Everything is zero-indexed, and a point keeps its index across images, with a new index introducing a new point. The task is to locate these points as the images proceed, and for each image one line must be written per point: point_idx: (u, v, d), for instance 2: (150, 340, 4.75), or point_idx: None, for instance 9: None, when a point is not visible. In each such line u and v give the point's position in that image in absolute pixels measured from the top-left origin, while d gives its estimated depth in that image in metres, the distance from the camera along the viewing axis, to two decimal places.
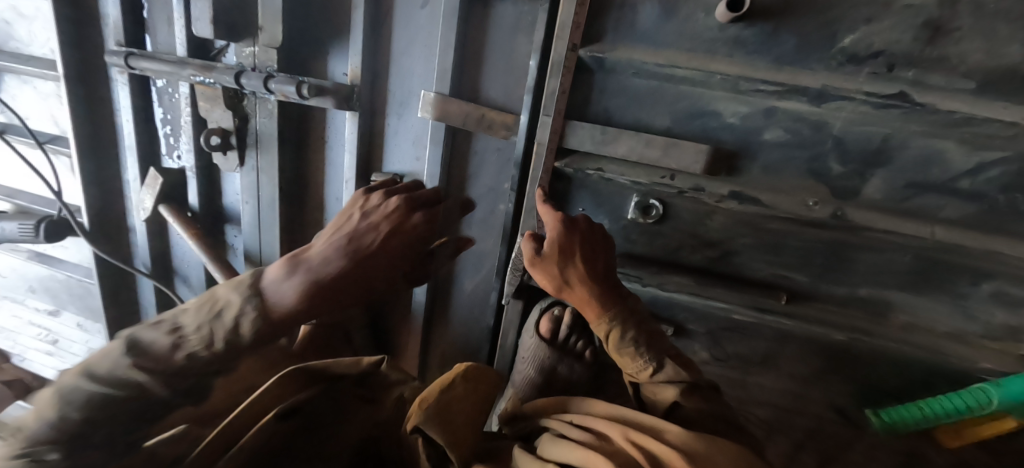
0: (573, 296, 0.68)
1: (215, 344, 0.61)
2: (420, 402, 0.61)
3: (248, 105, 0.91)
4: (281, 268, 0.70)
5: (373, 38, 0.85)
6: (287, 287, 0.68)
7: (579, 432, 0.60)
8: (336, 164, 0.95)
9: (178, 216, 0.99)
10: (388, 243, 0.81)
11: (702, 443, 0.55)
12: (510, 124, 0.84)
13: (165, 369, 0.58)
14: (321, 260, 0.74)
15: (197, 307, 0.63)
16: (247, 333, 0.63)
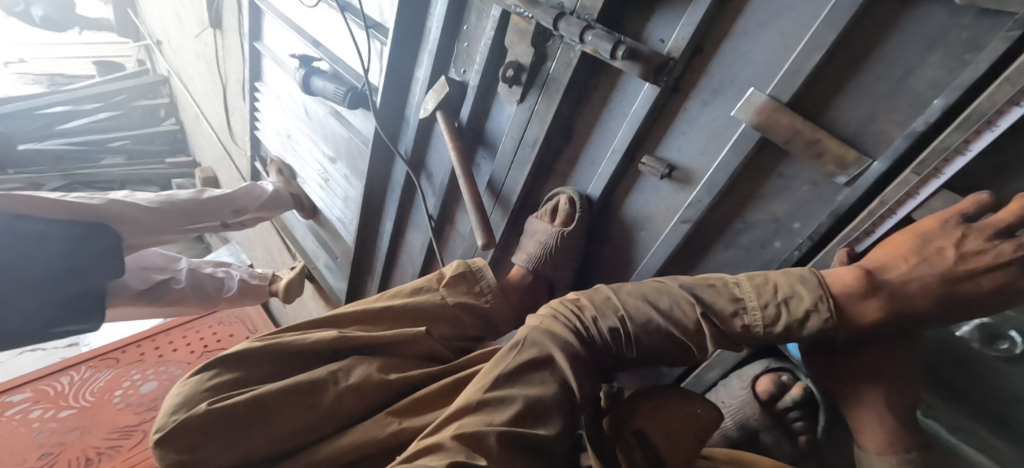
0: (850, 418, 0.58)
1: (775, 326, 0.57)
2: (679, 410, 0.60)
3: (552, 46, 0.88)
4: (901, 264, 0.56)
5: (718, 9, 0.71)
6: (868, 303, 0.55)
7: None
8: (607, 128, 0.90)
9: (450, 126, 1.08)
10: (983, 301, 0.54)
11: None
12: (845, 163, 0.65)
13: (727, 329, 0.59)
14: (916, 254, 0.55)
15: (752, 282, 0.61)
16: (813, 328, 0.56)
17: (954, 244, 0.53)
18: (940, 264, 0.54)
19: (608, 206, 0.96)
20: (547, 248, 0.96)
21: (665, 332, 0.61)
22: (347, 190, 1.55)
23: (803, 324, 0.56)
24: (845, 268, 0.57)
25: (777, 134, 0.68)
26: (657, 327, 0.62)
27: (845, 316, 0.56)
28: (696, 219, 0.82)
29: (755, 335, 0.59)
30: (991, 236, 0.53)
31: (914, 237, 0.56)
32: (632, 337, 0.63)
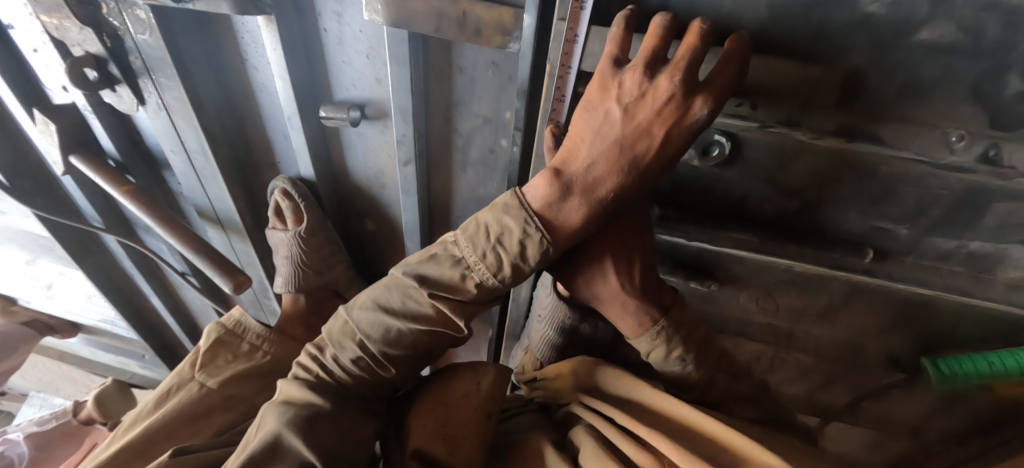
0: (602, 310, 0.56)
1: (504, 272, 0.47)
2: (460, 401, 0.55)
3: (110, 14, 0.60)
4: (583, 145, 0.46)
5: None
6: (567, 206, 0.45)
7: (629, 448, 0.44)
8: (268, 92, 0.68)
9: (99, 169, 0.78)
10: (669, 153, 0.45)
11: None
12: (504, 31, 0.53)
13: (465, 298, 0.49)
14: (593, 128, 0.45)
15: (464, 233, 0.48)
16: (535, 257, 0.46)
17: (618, 100, 0.44)
18: (611, 129, 0.44)
19: (335, 176, 0.79)
20: (295, 255, 0.79)
21: (410, 334, 0.50)
22: (76, 286, 1.17)
23: (524, 261, 0.46)
24: (539, 176, 0.46)
25: (423, 24, 0.53)
26: (399, 332, 0.50)
27: (557, 231, 0.46)
28: (416, 156, 0.69)
29: (495, 289, 0.49)
30: (647, 71, 0.42)
31: (586, 114, 0.46)
32: (381, 354, 0.51)
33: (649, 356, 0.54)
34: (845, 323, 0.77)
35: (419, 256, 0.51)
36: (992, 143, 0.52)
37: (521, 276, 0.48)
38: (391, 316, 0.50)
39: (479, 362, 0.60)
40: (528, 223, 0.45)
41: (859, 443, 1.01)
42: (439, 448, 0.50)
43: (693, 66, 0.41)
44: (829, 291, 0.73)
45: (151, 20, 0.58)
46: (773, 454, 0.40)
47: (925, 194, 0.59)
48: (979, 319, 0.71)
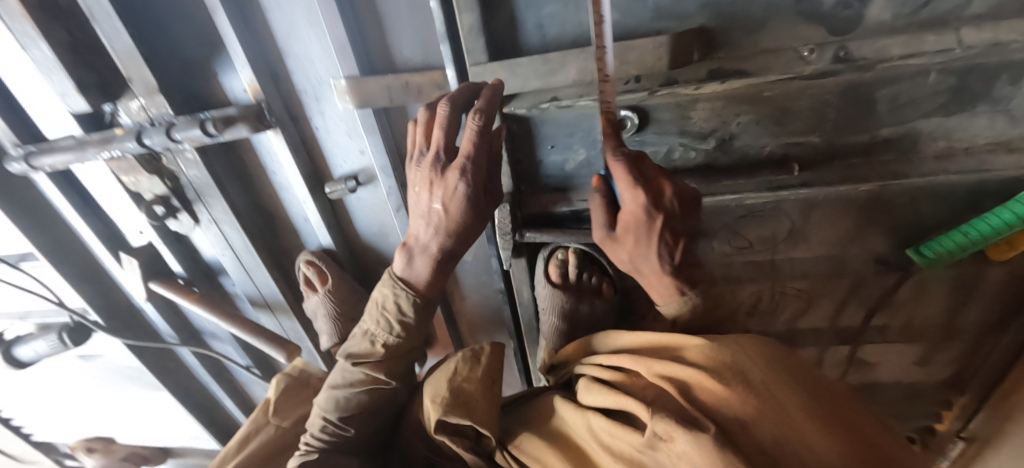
0: (643, 264, 0.72)
1: (396, 327, 0.73)
2: (438, 388, 0.68)
3: (169, 162, 0.83)
4: (433, 212, 0.65)
5: (253, 40, 0.73)
6: (416, 267, 0.71)
7: (609, 372, 0.62)
8: (285, 188, 0.88)
9: (171, 287, 0.99)
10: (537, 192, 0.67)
11: (727, 351, 0.52)
12: (437, 85, 0.72)
13: (377, 357, 0.74)
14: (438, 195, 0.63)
15: (368, 313, 0.76)
16: (410, 308, 0.73)
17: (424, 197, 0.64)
18: (423, 214, 0.66)
19: (351, 241, 0.96)
20: (330, 312, 0.94)
21: (354, 397, 0.74)
22: (163, 409, 1.35)
23: (407, 294, 0.72)
24: (398, 254, 0.73)
25: (378, 100, 0.73)
26: (346, 397, 0.73)
27: (416, 287, 0.73)
28: (404, 202, 0.85)
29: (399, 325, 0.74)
30: (436, 166, 0.62)
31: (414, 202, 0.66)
32: (339, 419, 0.73)
33: (675, 316, 0.73)
34: (818, 239, 0.84)
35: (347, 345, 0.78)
36: (833, 47, 0.65)
37: (412, 324, 0.74)
38: (340, 388, 0.74)
39: (483, 345, 0.75)
40: (403, 294, 0.73)
41: (909, 362, 1.00)
42: (457, 414, 0.64)
43: (469, 142, 0.58)
44: (786, 213, 0.81)
45: (195, 158, 0.80)
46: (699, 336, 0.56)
47: (815, 101, 0.70)
48: (930, 196, 0.77)
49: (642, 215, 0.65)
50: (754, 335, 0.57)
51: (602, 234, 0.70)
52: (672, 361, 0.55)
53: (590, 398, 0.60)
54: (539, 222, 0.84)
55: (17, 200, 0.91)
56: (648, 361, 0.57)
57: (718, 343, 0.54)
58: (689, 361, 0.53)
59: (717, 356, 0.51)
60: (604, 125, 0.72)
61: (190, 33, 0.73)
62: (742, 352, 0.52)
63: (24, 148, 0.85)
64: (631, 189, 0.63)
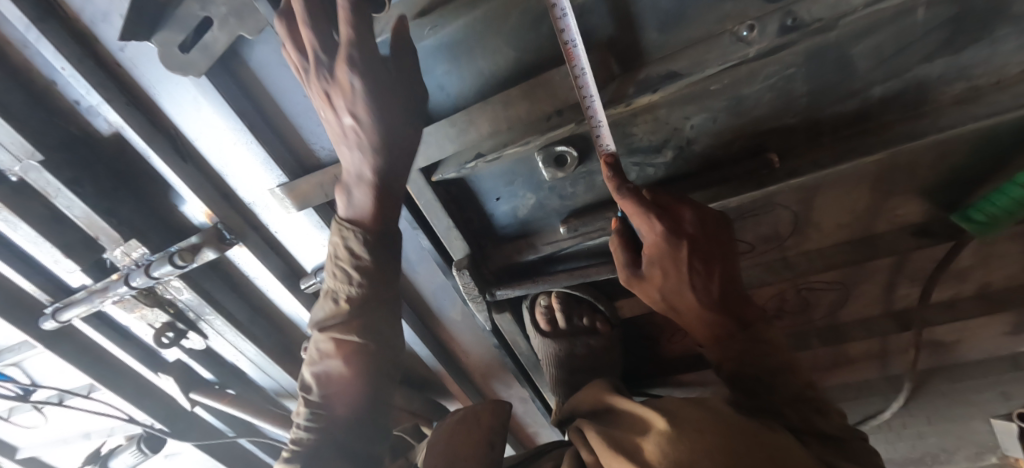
0: (675, 302, 0.61)
1: (353, 277, 0.67)
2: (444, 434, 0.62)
3: (163, 292, 0.88)
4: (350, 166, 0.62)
5: (194, 171, 0.76)
6: (362, 192, 0.63)
7: (583, 451, 0.52)
8: (270, 289, 0.91)
9: (208, 394, 1.08)
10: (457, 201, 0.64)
11: (687, 446, 0.43)
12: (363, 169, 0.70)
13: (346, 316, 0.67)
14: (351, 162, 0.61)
15: (334, 283, 0.68)
16: (361, 248, 0.65)
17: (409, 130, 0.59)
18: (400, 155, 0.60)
19: None
20: None
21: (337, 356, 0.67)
22: None
23: (356, 266, 0.66)
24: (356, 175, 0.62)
25: (314, 196, 0.72)
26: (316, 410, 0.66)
27: (364, 217, 0.65)
28: None
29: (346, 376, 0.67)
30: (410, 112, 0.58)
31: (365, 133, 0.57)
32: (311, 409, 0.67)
33: (718, 362, 0.60)
34: (832, 221, 0.72)
35: (329, 293, 0.69)
36: (772, 19, 0.52)
37: (371, 350, 0.68)
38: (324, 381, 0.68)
39: (489, 403, 0.66)
40: (326, 307, 0.69)
41: (999, 334, 0.81)
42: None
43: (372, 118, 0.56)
44: (784, 205, 0.69)
45: (182, 285, 0.84)
46: (663, 419, 0.47)
47: (774, 81, 0.57)
48: (966, 149, 0.61)
49: (665, 240, 0.56)
50: (714, 406, 0.49)
51: (625, 273, 0.60)
52: (630, 453, 0.46)
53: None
54: (510, 276, 0.79)
55: (65, 350, 1.02)
56: (607, 451, 0.47)
57: (681, 433, 0.45)
58: (644, 457, 0.45)
59: (675, 456, 0.43)
60: (541, 165, 0.64)
61: (146, 177, 0.78)
62: (706, 444, 0.43)
63: (53, 305, 0.93)
64: (641, 216, 0.55)
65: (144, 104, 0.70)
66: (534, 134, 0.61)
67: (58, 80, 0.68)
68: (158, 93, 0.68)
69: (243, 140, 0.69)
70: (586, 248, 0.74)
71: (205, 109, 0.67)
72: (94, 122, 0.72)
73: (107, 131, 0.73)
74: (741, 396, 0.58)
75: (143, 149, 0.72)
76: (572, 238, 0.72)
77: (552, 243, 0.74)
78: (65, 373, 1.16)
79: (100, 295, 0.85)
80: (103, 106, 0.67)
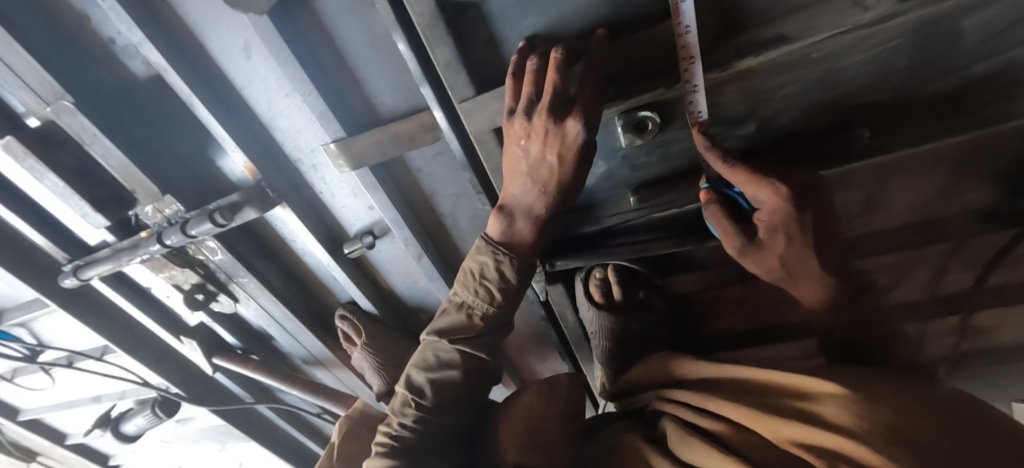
0: (790, 271, 0.58)
1: (496, 299, 0.57)
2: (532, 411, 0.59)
3: (195, 252, 0.83)
4: (522, 177, 0.54)
5: (239, 124, 0.70)
6: (519, 226, 0.56)
7: (707, 423, 0.47)
8: (308, 253, 0.87)
9: (231, 360, 1.05)
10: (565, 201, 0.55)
11: (884, 406, 0.37)
12: (427, 130, 0.66)
13: (478, 328, 0.57)
14: (526, 167, 0.53)
15: (466, 278, 0.58)
16: (509, 275, 0.56)
17: (536, 144, 0.50)
18: (528, 167, 0.53)
19: (383, 290, 0.94)
20: (373, 363, 0.93)
21: (456, 350, 0.58)
22: (256, 451, 1.47)
23: (509, 264, 0.56)
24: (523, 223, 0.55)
25: (372, 156, 0.68)
26: (425, 401, 0.58)
27: (516, 248, 0.56)
28: (423, 248, 0.81)
29: (470, 370, 0.58)
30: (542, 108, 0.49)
31: (508, 158, 0.54)
32: (418, 400, 0.58)
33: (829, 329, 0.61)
34: (906, 202, 0.71)
35: (466, 274, 0.58)
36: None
37: (488, 367, 0.60)
38: (447, 372, 0.58)
39: (554, 377, 0.64)
40: (453, 319, 0.58)
41: None
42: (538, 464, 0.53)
43: (573, 157, 0.50)
44: (857, 184, 0.69)
45: (217, 243, 0.81)
46: (829, 380, 0.41)
47: (878, 52, 0.54)
48: None
49: (785, 208, 0.51)
50: (870, 369, 0.44)
51: (739, 243, 0.57)
52: (800, 418, 0.40)
53: (691, 459, 0.45)
54: (567, 247, 0.77)
55: (83, 310, 0.98)
56: (765, 419, 0.42)
57: (866, 393, 0.39)
58: (825, 420, 0.38)
59: (872, 415, 0.36)
60: (620, 131, 0.61)
61: (182, 128, 0.73)
62: (910, 407, 0.37)
63: (73, 262, 0.88)
64: (757, 185, 0.50)
65: (187, 46, 0.64)
66: (618, 97, 0.58)
67: (93, 14, 0.61)
68: (207, 35, 0.62)
69: (298, 91, 0.64)
70: (652, 219, 0.72)
71: (259, 54, 0.62)
72: (129, 64, 0.66)
73: (142, 74, 0.67)
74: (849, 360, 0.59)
75: (184, 96, 0.66)
76: (640, 208, 0.70)
77: (618, 214, 0.71)
78: (76, 335, 1.11)
79: (128, 251, 0.81)
80: (145, 46, 0.61)
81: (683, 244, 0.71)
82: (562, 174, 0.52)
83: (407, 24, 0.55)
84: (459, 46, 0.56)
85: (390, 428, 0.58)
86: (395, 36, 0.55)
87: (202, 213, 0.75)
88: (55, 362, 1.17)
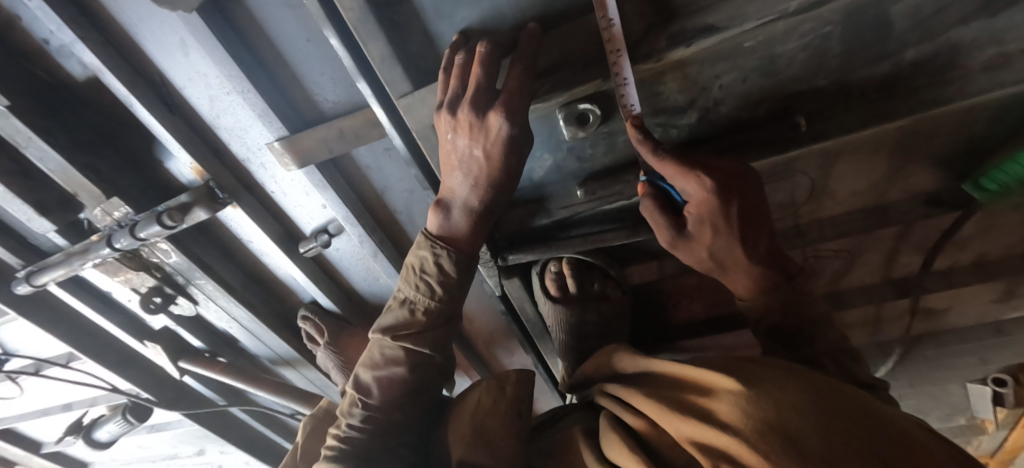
0: (719, 260, 0.61)
1: (436, 292, 0.57)
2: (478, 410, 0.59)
3: (150, 255, 0.83)
4: (455, 172, 0.54)
5: (183, 124, 0.70)
6: (455, 219, 0.56)
7: (629, 418, 0.49)
8: (266, 253, 0.86)
9: (198, 363, 1.05)
10: (502, 196, 0.55)
11: (770, 403, 0.39)
12: (371, 126, 0.65)
13: (421, 324, 0.58)
14: (458, 160, 0.53)
15: (409, 274, 0.58)
16: (449, 268, 0.56)
17: (466, 138, 0.51)
18: (461, 161, 0.53)
19: (345, 289, 0.94)
20: (337, 363, 0.92)
21: (399, 347, 0.58)
22: (234, 455, 1.46)
23: (449, 258, 0.56)
24: (461, 217, 0.55)
25: (316, 154, 0.68)
26: (371, 399, 0.59)
27: (456, 241, 0.56)
28: (379, 246, 0.80)
29: (416, 367, 0.58)
30: (471, 103, 0.49)
31: (444, 151, 0.54)
32: (364, 400, 0.59)
33: (760, 314, 0.63)
34: (852, 189, 0.72)
35: (409, 269, 0.58)
36: None
37: (435, 361, 0.60)
38: (391, 369, 0.58)
39: (504, 372, 0.64)
40: (397, 314, 0.59)
41: (986, 303, 0.81)
42: (479, 455, 0.54)
43: (503, 148, 0.51)
44: (801, 171, 0.69)
45: (169, 246, 0.80)
46: (728, 377, 0.43)
47: (810, 40, 0.54)
48: (988, 117, 0.60)
49: (711, 200, 0.55)
50: (771, 361, 0.46)
51: (668, 236, 0.60)
52: (699, 415, 0.42)
53: (616, 459, 0.46)
54: (521, 240, 0.77)
55: (41, 317, 0.96)
56: (671, 417, 0.43)
57: (756, 389, 0.40)
58: (718, 419, 0.40)
59: (757, 413, 0.38)
60: (562, 126, 0.62)
61: (128, 130, 0.72)
62: (793, 401, 0.39)
63: (25, 269, 0.86)
64: (684, 178, 0.54)
65: (123, 46, 0.63)
66: (558, 90, 0.59)
67: (23, 14, 0.60)
68: (141, 34, 0.61)
69: (237, 90, 0.63)
70: (603, 211, 0.72)
71: (194, 53, 0.61)
72: (66, 65, 0.65)
73: (80, 75, 0.66)
74: (779, 347, 0.62)
75: (124, 97, 0.65)
76: (586, 200, 0.70)
77: (567, 207, 0.72)
78: (39, 343, 1.10)
79: (79, 256, 0.79)
80: (77, 46, 0.60)
81: (633, 235, 0.72)
82: (495, 168, 0.52)
83: (338, 20, 0.54)
84: (393, 40, 0.56)
85: (338, 429, 0.59)
86: (327, 32, 0.55)
87: (151, 217, 0.74)
88: (21, 370, 1.15)
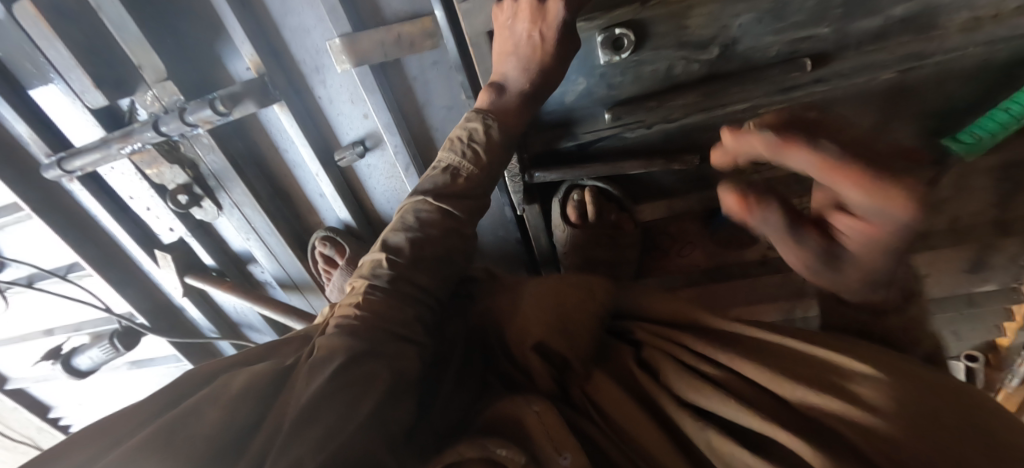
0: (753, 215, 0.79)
1: (477, 160, 0.63)
2: (549, 307, 0.58)
3: (188, 149, 0.87)
4: (510, 57, 0.61)
5: (250, 18, 0.75)
6: (507, 98, 0.63)
7: (710, 367, 0.48)
8: (299, 163, 0.90)
9: (205, 279, 1.06)
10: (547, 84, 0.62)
11: (913, 392, 0.37)
12: (428, 33, 0.72)
13: (457, 186, 0.64)
14: (515, 45, 0.60)
15: (449, 145, 0.65)
16: (491, 138, 0.63)
17: (527, 22, 0.58)
18: (517, 46, 0.60)
19: (368, 208, 0.99)
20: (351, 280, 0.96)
21: (433, 210, 0.62)
22: None
23: (496, 128, 0.63)
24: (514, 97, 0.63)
25: (375, 54, 0.74)
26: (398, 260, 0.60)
27: (503, 117, 0.63)
28: (410, 158, 0.87)
29: (448, 232, 0.63)
30: None
31: (501, 39, 0.62)
32: (392, 258, 0.60)
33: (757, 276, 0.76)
34: None
35: (452, 139, 0.65)
36: None
37: (465, 231, 0.64)
38: (422, 234, 0.62)
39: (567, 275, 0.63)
40: (437, 179, 0.64)
41: (959, 272, 0.89)
42: (559, 342, 0.55)
43: (558, 35, 0.57)
44: None
45: (209, 139, 0.84)
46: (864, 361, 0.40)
47: None
48: (961, 75, 0.70)
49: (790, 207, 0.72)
50: (888, 349, 0.44)
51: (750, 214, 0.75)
52: (828, 389, 0.40)
53: (697, 402, 0.45)
54: (546, 162, 0.85)
55: (57, 213, 0.97)
56: (791, 384, 0.41)
57: (898, 379, 0.39)
58: (854, 398, 0.38)
59: (905, 400, 0.37)
60: (602, 52, 0.68)
61: (193, 20, 0.76)
62: (940, 398, 0.37)
63: (56, 156, 0.88)
64: None
65: None
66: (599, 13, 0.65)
67: None
68: None
69: None
70: (626, 137, 0.80)
71: None
72: None
73: None
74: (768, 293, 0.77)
75: None
76: (614, 123, 0.77)
77: (592, 131, 0.79)
78: (40, 251, 1.09)
79: (119, 139, 0.82)
80: None
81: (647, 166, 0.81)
82: (547, 54, 0.59)
83: None
84: None
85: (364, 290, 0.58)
86: None
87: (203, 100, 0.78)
88: (14, 280, 1.13)
